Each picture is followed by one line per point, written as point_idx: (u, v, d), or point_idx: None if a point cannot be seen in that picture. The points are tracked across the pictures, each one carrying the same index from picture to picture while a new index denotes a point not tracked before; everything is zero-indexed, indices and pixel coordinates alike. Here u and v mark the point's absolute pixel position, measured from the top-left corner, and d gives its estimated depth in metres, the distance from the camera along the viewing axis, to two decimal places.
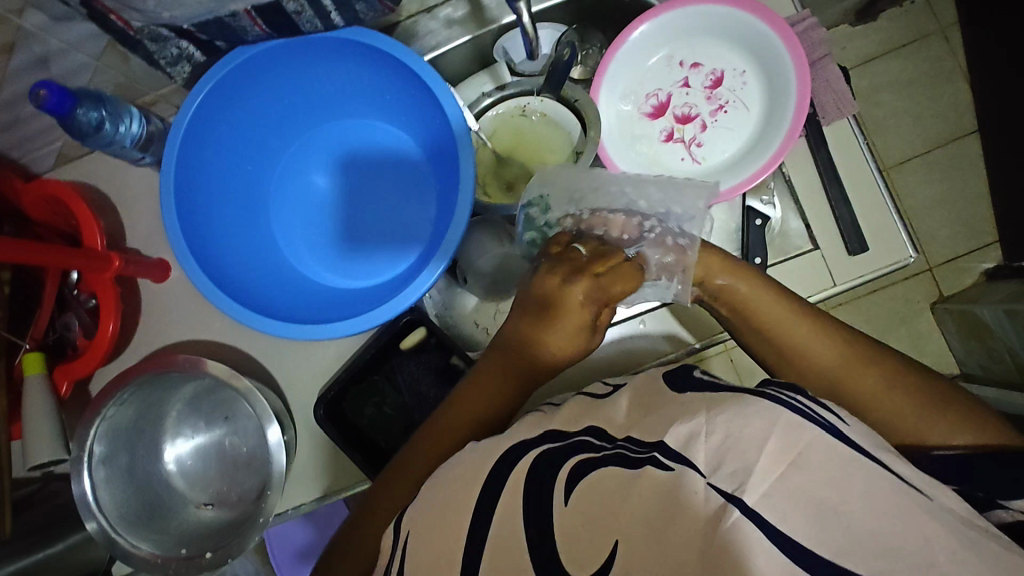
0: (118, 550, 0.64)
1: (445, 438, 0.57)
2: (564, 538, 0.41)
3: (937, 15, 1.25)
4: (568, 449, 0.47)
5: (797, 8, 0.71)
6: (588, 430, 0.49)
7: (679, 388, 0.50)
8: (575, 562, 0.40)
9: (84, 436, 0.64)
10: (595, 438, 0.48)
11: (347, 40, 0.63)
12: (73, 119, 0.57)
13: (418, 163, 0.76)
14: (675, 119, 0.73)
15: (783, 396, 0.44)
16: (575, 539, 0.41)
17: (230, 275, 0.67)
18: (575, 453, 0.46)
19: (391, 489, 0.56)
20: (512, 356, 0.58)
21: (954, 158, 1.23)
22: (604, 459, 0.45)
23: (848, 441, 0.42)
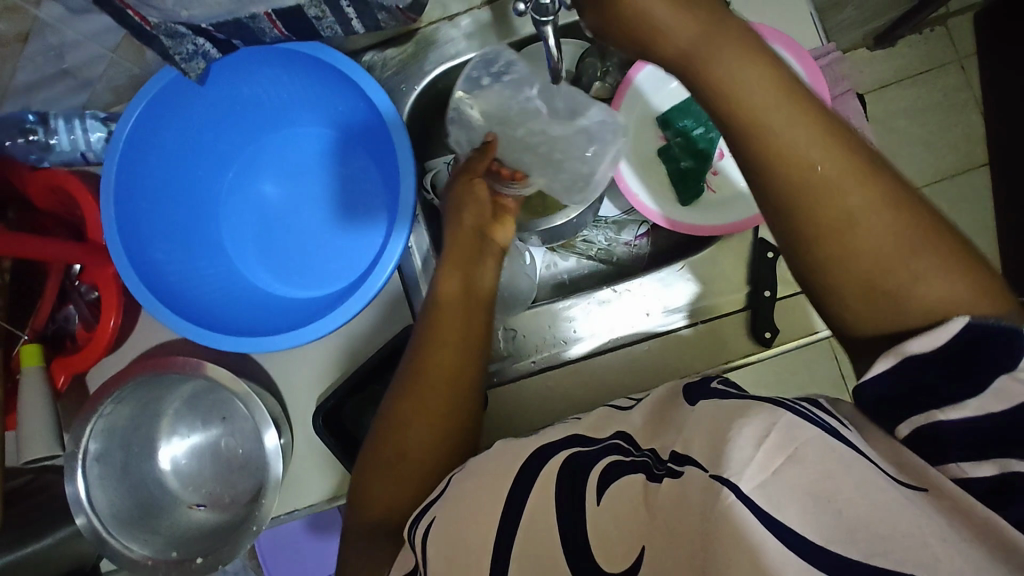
0: (107, 550, 0.63)
1: (405, 471, 0.54)
2: (600, 542, 0.37)
3: (955, 45, 1.25)
4: (595, 454, 0.44)
5: (822, 41, 0.70)
6: (617, 435, 0.46)
7: (695, 396, 0.45)
8: (610, 557, 0.37)
9: (80, 433, 0.63)
10: (625, 444, 0.44)
11: (293, 51, 0.62)
12: None
13: (371, 176, 0.73)
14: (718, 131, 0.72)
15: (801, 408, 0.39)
16: (609, 540, 0.37)
17: (169, 282, 0.65)
18: (605, 455, 0.43)
19: (369, 538, 0.53)
20: (431, 372, 0.57)
21: (962, 190, 1.24)
22: (626, 467, 0.41)
23: (837, 436, 0.36)
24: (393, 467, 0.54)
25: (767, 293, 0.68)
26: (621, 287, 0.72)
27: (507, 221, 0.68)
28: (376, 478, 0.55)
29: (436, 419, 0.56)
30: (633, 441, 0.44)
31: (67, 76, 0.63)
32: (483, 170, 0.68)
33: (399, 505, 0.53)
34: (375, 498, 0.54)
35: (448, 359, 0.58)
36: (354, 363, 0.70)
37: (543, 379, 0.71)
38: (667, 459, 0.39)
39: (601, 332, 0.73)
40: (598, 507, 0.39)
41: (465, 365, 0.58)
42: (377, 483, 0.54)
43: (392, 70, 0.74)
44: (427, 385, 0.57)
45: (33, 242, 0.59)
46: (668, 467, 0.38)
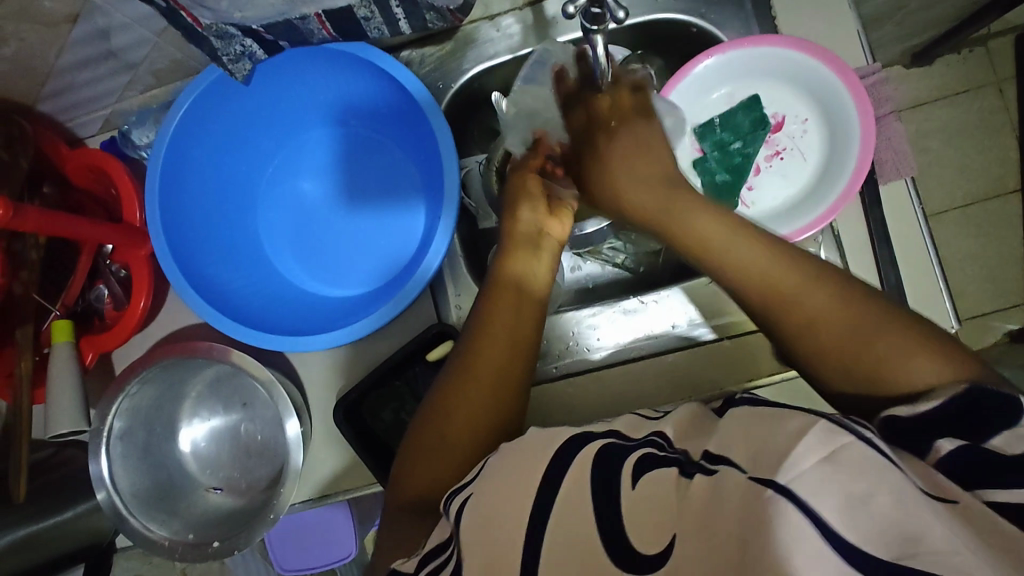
0: (126, 528, 0.64)
1: (443, 463, 0.52)
2: (628, 527, 0.37)
3: (995, 67, 1.22)
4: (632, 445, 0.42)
5: (868, 60, 0.69)
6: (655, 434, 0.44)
7: (726, 408, 0.44)
8: (640, 537, 0.36)
9: (106, 410, 0.64)
10: (660, 439, 0.43)
11: (343, 52, 0.62)
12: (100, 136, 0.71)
13: (411, 177, 0.73)
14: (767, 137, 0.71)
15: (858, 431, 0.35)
16: (637, 523, 0.37)
17: (207, 274, 0.66)
18: (632, 449, 0.42)
19: (395, 522, 0.51)
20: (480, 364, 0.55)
21: (992, 215, 1.22)
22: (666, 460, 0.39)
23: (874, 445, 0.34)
24: (430, 456, 0.52)
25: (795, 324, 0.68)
26: (648, 297, 0.72)
27: (563, 216, 0.66)
28: (417, 458, 0.53)
29: (482, 412, 0.54)
30: (670, 436, 0.43)
31: (111, 58, 0.63)
32: (536, 166, 0.68)
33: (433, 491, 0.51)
34: (416, 478, 0.52)
35: (501, 347, 0.56)
36: (376, 360, 0.70)
37: (565, 386, 0.71)
38: (699, 458, 0.38)
39: (625, 340, 0.72)
40: (632, 491, 0.38)
41: (518, 360, 0.56)
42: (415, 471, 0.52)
43: (430, 66, 0.74)
44: (478, 374, 0.55)
45: (76, 221, 0.59)
46: (702, 466, 0.37)
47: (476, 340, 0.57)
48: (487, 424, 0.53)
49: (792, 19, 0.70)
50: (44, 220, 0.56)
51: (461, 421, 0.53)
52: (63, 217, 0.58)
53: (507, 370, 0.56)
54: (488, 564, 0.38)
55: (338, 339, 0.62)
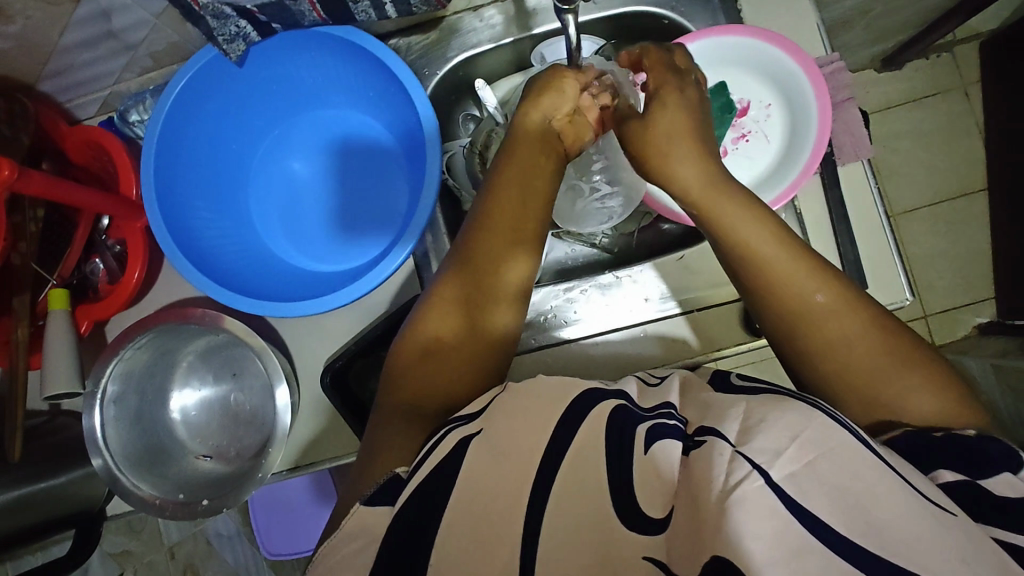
0: (118, 488, 0.66)
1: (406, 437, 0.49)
2: (640, 487, 0.40)
3: (960, 72, 1.29)
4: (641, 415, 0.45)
5: (827, 50, 0.74)
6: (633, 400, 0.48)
7: (720, 390, 0.48)
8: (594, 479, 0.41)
9: (100, 374, 0.66)
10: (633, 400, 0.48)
11: (334, 36, 0.66)
12: (126, 136, 0.76)
13: (393, 153, 0.77)
14: (734, 122, 0.75)
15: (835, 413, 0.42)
16: (646, 484, 0.40)
17: (199, 244, 0.69)
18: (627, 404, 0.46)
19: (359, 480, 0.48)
20: (446, 354, 0.55)
21: (961, 213, 1.27)
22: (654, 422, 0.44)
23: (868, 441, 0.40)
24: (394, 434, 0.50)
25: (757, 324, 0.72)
26: (623, 273, 0.76)
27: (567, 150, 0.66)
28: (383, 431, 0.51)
29: (420, 403, 0.53)
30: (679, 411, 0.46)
31: (111, 38, 0.66)
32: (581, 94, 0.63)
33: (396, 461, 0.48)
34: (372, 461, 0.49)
35: (465, 339, 0.56)
36: (362, 331, 0.73)
37: (545, 356, 0.75)
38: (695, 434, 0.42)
39: (601, 315, 0.76)
40: (644, 458, 0.41)
41: (483, 356, 0.56)
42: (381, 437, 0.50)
43: (417, 54, 0.78)
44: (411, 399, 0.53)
45: (74, 188, 0.61)
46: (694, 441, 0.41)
47: (440, 331, 0.56)
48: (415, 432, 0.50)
49: (755, 12, 0.75)
50: (49, 185, 0.59)
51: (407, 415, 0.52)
52: (60, 182, 0.60)
53: (470, 362, 0.55)
54: (464, 491, 0.41)
55: (325, 306, 0.65)
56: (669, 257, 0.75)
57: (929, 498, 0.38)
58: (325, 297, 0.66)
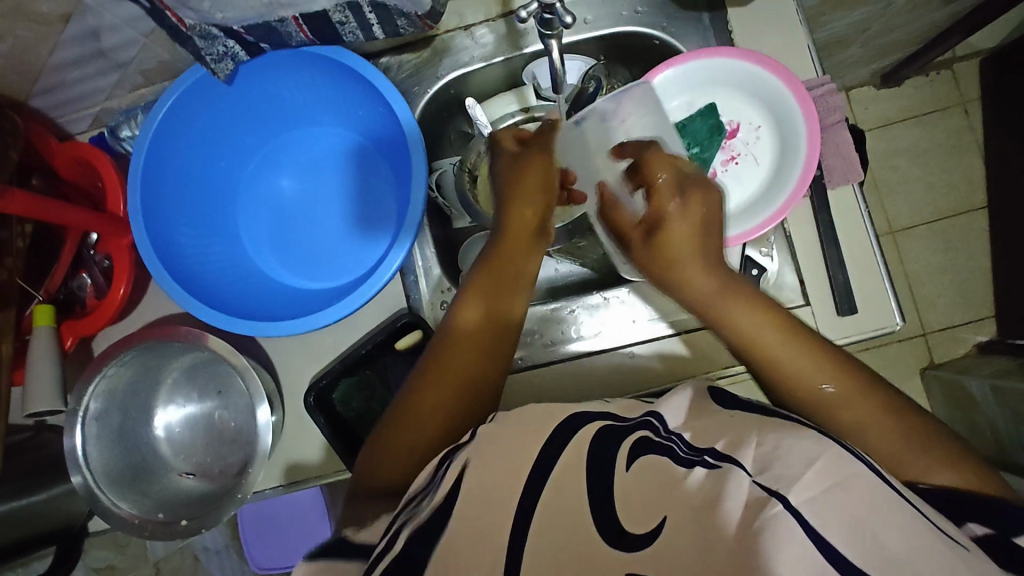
0: (98, 506, 0.66)
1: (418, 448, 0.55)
2: (624, 505, 0.42)
3: (960, 90, 1.28)
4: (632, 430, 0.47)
5: (818, 73, 0.74)
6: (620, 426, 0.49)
7: (723, 404, 0.50)
8: None
9: (82, 391, 0.66)
10: (657, 423, 0.48)
11: (322, 55, 0.66)
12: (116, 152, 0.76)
13: (382, 171, 0.77)
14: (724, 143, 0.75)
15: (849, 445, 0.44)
16: (633, 506, 0.41)
17: (185, 261, 0.69)
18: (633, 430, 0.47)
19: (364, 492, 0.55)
20: (464, 342, 0.59)
21: (961, 231, 1.26)
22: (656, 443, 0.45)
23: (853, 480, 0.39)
24: (409, 447, 0.55)
25: None
26: (611, 294, 0.75)
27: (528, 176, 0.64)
28: (396, 435, 0.56)
29: (443, 408, 0.57)
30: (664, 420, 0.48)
31: (101, 57, 0.67)
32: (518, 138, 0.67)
33: (403, 462, 0.55)
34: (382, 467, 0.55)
35: (483, 334, 0.60)
36: (345, 350, 0.73)
37: (531, 376, 0.74)
38: (704, 451, 0.44)
39: (590, 336, 0.75)
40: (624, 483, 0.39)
41: (499, 343, 0.60)
42: (399, 441, 0.56)
43: (408, 72, 0.78)
44: (430, 397, 0.57)
45: (59, 206, 0.62)
46: (705, 458, 0.43)
47: (456, 325, 0.60)
48: (421, 442, 0.55)
49: (747, 34, 0.75)
50: (33, 204, 0.59)
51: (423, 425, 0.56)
52: (45, 201, 0.60)
53: (487, 350, 0.60)
54: None
55: (308, 325, 0.65)
56: None
57: (941, 529, 0.41)
58: (308, 317, 0.65)
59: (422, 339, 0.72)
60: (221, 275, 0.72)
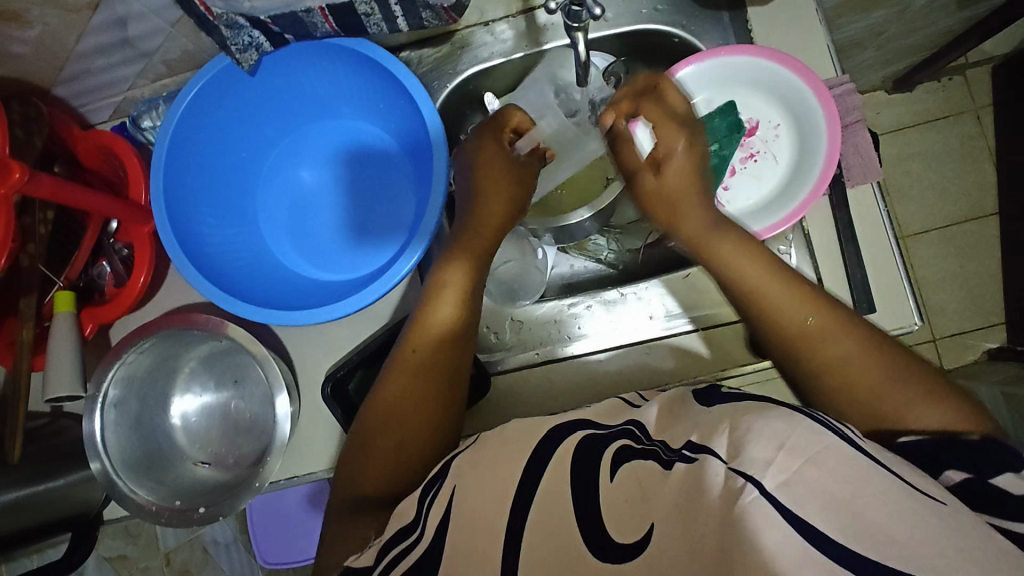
0: (115, 493, 0.66)
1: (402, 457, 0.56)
2: (608, 512, 0.42)
3: (973, 95, 1.28)
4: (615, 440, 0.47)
5: (837, 72, 0.74)
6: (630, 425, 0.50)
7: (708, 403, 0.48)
8: None
9: (102, 377, 0.66)
10: (637, 430, 0.49)
11: (346, 48, 0.67)
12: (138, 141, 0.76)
13: (401, 164, 0.77)
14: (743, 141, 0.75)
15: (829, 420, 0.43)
16: (614, 511, 0.42)
17: (204, 250, 0.69)
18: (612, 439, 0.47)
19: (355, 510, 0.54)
20: (430, 342, 0.59)
21: (973, 236, 1.26)
22: (638, 451, 0.45)
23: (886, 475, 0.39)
24: (396, 457, 0.56)
25: None
26: (628, 290, 0.76)
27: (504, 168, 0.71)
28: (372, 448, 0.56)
29: (416, 414, 0.57)
30: (645, 427, 0.49)
31: (126, 46, 0.67)
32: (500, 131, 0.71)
33: (391, 478, 0.55)
34: (359, 479, 0.56)
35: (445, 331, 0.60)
36: (363, 343, 0.73)
37: (547, 370, 0.74)
38: (678, 447, 0.43)
39: (607, 332, 0.75)
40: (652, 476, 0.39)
41: (462, 339, 0.61)
42: (374, 456, 0.56)
43: (428, 67, 0.78)
44: (402, 403, 0.57)
45: (84, 192, 0.62)
46: (681, 454, 0.42)
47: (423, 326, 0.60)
48: (403, 452, 0.56)
49: (767, 32, 0.75)
50: (59, 189, 0.59)
51: (393, 431, 0.56)
52: (69, 186, 0.61)
53: (451, 348, 0.60)
54: None
55: (327, 316, 0.65)
56: (674, 275, 0.75)
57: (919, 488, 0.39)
58: (328, 307, 0.65)
59: None
60: (240, 265, 0.72)
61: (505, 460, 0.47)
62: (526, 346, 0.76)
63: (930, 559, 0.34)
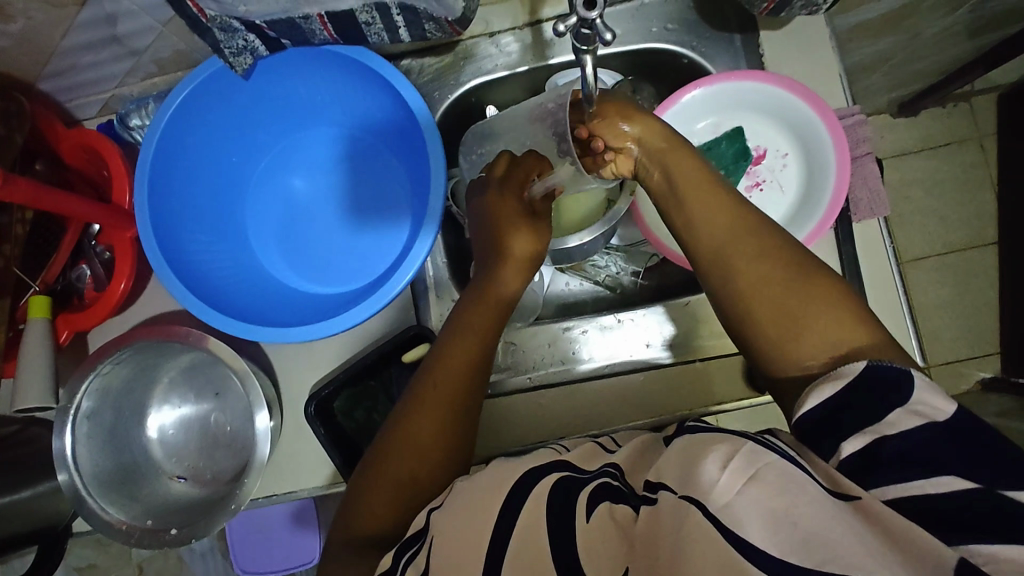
0: (84, 509, 0.63)
1: (404, 491, 0.51)
2: (585, 556, 0.40)
3: (977, 124, 1.27)
4: (586, 479, 0.46)
5: (848, 102, 0.72)
6: (608, 466, 0.48)
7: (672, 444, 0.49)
8: None
9: (75, 388, 0.63)
10: (614, 470, 0.48)
11: (344, 55, 0.64)
12: (124, 140, 0.74)
13: (398, 177, 0.75)
14: (749, 169, 0.73)
15: (771, 441, 0.41)
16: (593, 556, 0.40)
17: (188, 259, 0.66)
18: (595, 478, 0.46)
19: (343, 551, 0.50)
20: (449, 374, 0.55)
21: (971, 265, 1.25)
22: (607, 489, 0.44)
23: None
24: (398, 491, 0.51)
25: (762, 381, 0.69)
26: (625, 316, 0.73)
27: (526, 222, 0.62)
28: (376, 484, 0.52)
29: (426, 446, 0.53)
30: (621, 467, 0.48)
31: (115, 43, 0.64)
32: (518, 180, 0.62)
33: (394, 514, 0.51)
34: (362, 514, 0.51)
35: (464, 362, 0.56)
36: (350, 360, 0.71)
37: (540, 396, 0.72)
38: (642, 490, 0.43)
39: (603, 358, 0.73)
40: None
41: (478, 371, 0.56)
42: (376, 494, 0.51)
43: (429, 77, 0.76)
44: (412, 436, 0.53)
45: (61, 196, 0.59)
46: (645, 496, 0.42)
47: (444, 356, 0.56)
48: (410, 487, 0.51)
49: (778, 57, 0.73)
50: (36, 193, 0.57)
51: (393, 471, 0.52)
52: (45, 189, 0.58)
53: (473, 380, 0.56)
54: None
55: (314, 334, 0.63)
56: (673, 304, 0.73)
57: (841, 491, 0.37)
58: (315, 325, 0.63)
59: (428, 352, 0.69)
60: (224, 275, 0.69)
61: (487, 504, 0.44)
62: (520, 371, 0.74)
63: (872, 565, 0.31)
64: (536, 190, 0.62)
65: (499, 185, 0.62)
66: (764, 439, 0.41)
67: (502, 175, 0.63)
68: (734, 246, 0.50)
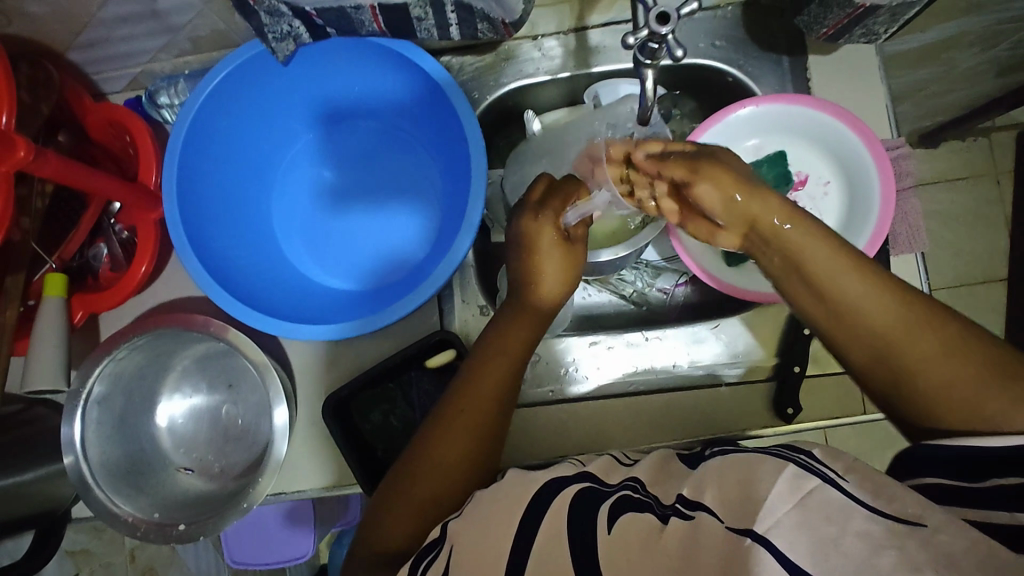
0: (90, 498, 0.61)
1: (428, 503, 0.50)
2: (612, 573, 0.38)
3: (996, 160, 1.26)
4: (609, 492, 0.45)
5: (894, 134, 0.71)
6: (632, 480, 0.47)
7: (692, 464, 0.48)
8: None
9: (88, 372, 0.61)
10: (636, 483, 0.46)
11: (384, 48, 0.62)
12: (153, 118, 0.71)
13: (430, 176, 0.73)
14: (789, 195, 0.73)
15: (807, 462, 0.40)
16: None
17: (212, 245, 0.64)
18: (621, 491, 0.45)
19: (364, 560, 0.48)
20: (480, 390, 0.54)
21: (979, 301, 1.24)
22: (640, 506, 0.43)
23: None
24: (421, 504, 0.50)
25: (789, 410, 0.68)
26: (652, 333, 0.72)
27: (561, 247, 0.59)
28: (399, 498, 0.50)
29: (452, 460, 0.51)
30: (642, 481, 0.46)
31: (153, 18, 0.62)
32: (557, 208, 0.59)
33: (418, 529, 0.49)
34: (384, 528, 0.50)
35: (497, 379, 0.55)
36: (372, 360, 0.69)
37: (560, 409, 0.70)
38: (671, 503, 0.42)
39: (625, 374, 0.72)
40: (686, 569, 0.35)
41: (507, 392, 0.55)
42: (399, 507, 0.50)
43: (469, 75, 0.74)
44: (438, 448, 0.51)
45: (88, 172, 0.57)
46: (678, 510, 0.41)
47: (475, 376, 0.55)
48: (433, 500, 0.50)
49: (826, 83, 0.72)
50: (65, 169, 0.55)
51: (417, 494, 0.50)
52: (74, 165, 0.55)
53: (504, 398, 0.55)
54: None
55: (338, 333, 0.61)
56: (702, 325, 0.72)
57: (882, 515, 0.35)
58: (340, 323, 0.61)
59: (453, 359, 0.67)
60: (247, 264, 0.67)
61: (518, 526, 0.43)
62: (541, 383, 0.72)
63: None
64: (571, 217, 0.59)
65: (535, 207, 0.60)
66: (806, 462, 0.40)
67: (538, 199, 0.60)
68: (791, 278, 0.49)
